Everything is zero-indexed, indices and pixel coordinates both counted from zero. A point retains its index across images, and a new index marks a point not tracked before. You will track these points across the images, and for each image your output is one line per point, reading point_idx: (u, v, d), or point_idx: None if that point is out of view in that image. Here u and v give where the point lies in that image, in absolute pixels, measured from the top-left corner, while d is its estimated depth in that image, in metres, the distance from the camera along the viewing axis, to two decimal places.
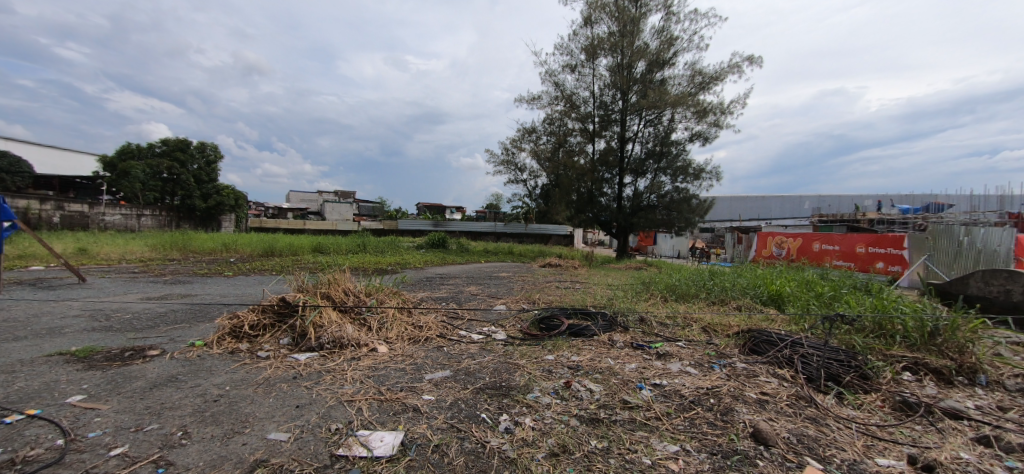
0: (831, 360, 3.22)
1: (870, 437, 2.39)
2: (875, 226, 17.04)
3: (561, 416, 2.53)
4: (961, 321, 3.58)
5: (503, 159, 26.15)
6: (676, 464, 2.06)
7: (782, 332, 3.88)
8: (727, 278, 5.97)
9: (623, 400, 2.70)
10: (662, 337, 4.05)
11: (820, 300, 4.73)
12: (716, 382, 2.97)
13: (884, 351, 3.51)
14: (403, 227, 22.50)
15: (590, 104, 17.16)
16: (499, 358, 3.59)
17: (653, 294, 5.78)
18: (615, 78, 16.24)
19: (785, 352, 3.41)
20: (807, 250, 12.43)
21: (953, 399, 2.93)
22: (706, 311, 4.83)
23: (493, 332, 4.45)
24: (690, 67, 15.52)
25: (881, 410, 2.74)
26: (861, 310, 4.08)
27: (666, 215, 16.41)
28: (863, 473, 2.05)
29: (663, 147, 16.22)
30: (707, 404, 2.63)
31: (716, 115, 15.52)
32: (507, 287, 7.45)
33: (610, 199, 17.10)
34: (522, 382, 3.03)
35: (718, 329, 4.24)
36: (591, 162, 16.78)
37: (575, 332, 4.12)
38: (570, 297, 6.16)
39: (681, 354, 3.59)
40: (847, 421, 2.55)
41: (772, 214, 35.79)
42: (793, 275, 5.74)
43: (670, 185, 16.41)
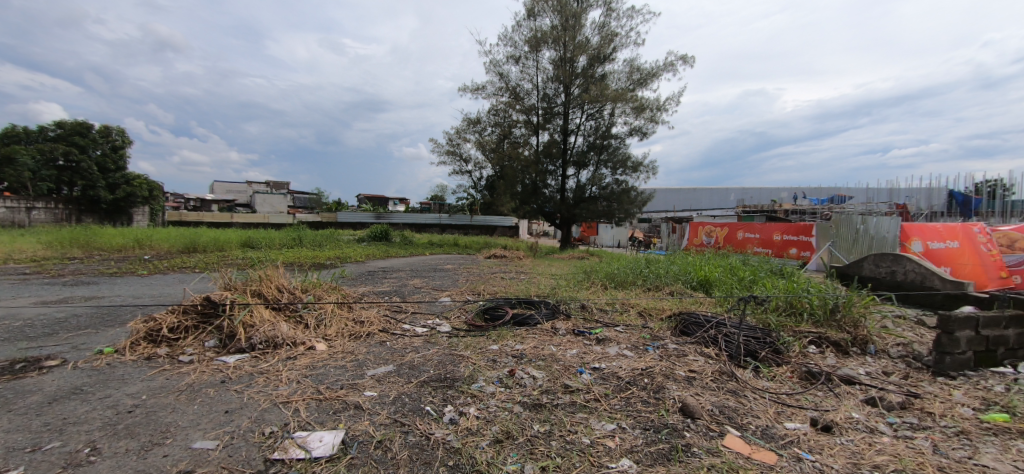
0: (750, 338, 3.53)
1: (780, 404, 2.66)
2: (790, 215, 18.85)
3: (505, 404, 2.57)
4: (855, 298, 4.07)
5: (447, 150, 25.78)
6: (613, 441, 2.17)
7: (709, 313, 4.20)
8: (661, 265, 6.34)
9: (564, 384, 2.79)
10: (602, 323, 4.23)
11: (742, 283, 5.16)
12: (650, 363, 3.15)
13: (794, 328, 3.91)
14: (343, 220, 21.56)
15: (534, 97, 17.34)
16: (444, 350, 3.57)
17: (594, 283, 6.01)
18: (558, 71, 16.52)
19: (711, 332, 3.69)
20: (733, 238, 13.46)
21: (848, 367, 3.33)
22: (642, 297, 5.10)
23: (437, 324, 4.41)
24: (628, 64, 16.11)
25: (790, 380, 3.06)
26: (775, 292, 4.51)
27: (607, 205, 17.00)
28: (774, 437, 2.28)
29: (604, 141, 16.75)
30: (641, 384, 2.80)
31: (653, 111, 16.23)
32: (452, 279, 7.41)
33: (554, 190, 17.43)
34: (466, 373, 3.04)
35: (653, 313, 4.50)
36: (535, 154, 17.01)
37: (519, 321, 4.19)
38: (514, 287, 6.26)
39: (618, 338, 3.78)
40: (762, 391, 2.82)
41: (702, 205, 38.54)
42: (719, 261, 6.20)
43: (610, 177, 17.02)
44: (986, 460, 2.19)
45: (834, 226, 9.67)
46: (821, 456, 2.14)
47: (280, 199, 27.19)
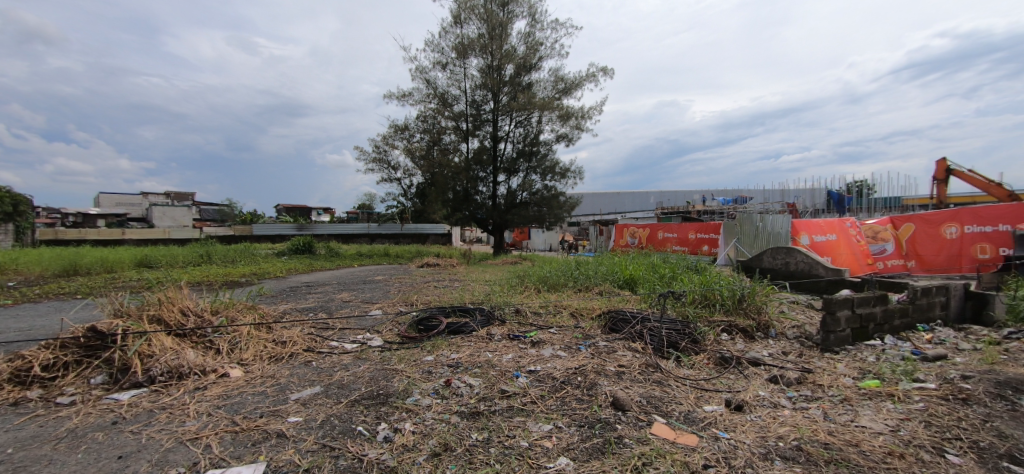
0: (671, 330, 3.79)
1: (700, 390, 2.89)
2: (701, 216, 20.68)
3: (442, 415, 2.52)
4: (758, 288, 4.54)
5: (374, 157, 24.90)
6: (550, 442, 2.21)
7: (634, 310, 4.44)
8: (590, 266, 6.61)
9: (501, 390, 2.80)
10: (536, 326, 4.30)
11: (663, 280, 5.53)
12: (582, 361, 3.27)
13: (708, 318, 4.27)
14: (260, 232, 19.91)
15: (463, 103, 17.37)
16: (376, 366, 3.42)
17: (528, 287, 6.12)
18: (486, 79, 16.70)
19: (637, 327, 3.91)
20: (654, 238, 14.41)
21: (755, 350, 3.70)
22: (574, 298, 5.28)
23: (368, 339, 4.21)
24: (553, 74, 16.71)
25: (707, 366, 3.33)
26: (692, 286, 4.90)
27: (538, 210, 17.42)
28: (696, 420, 2.47)
29: (533, 148, 17.16)
30: (575, 382, 2.89)
31: (578, 119, 16.91)
32: (383, 291, 7.14)
33: (485, 197, 17.55)
34: (401, 387, 2.93)
35: (584, 313, 4.67)
36: (465, 161, 16.99)
37: (455, 329, 4.13)
38: (448, 295, 6.18)
39: (552, 339, 3.87)
40: (683, 379, 3.04)
41: (625, 208, 41.04)
42: (643, 260, 6.61)
43: (539, 183, 17.48)
44: (864, 421, 2.55)
45: (740, 224, 10.67)
46: (736, 434, 2.35)
47: (184, 211, 24.45)
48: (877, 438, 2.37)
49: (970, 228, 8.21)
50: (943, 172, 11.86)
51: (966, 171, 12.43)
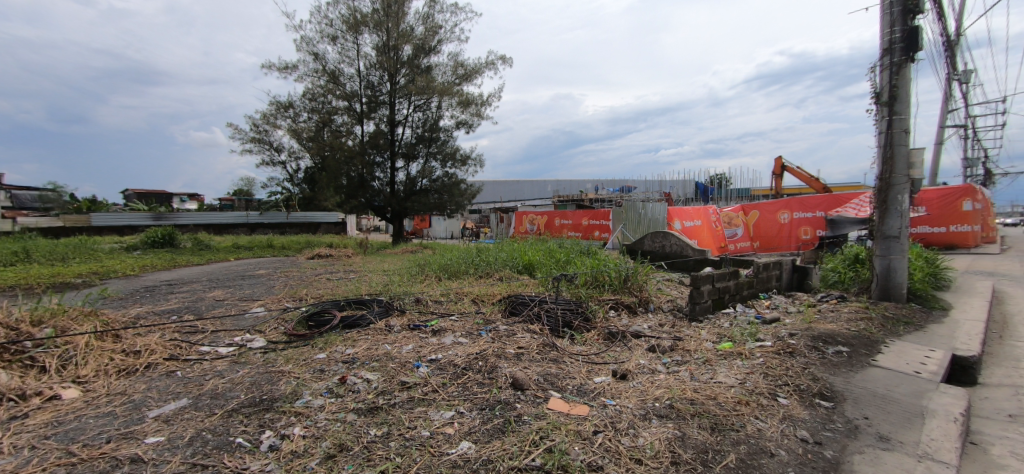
0: (566, 311, 4.04)
1: (590, 364, 3.13)
2: (593, 203, 22.30)
3: (336, 415, 2.37)
4: (639, 269, 5.04)
5: (253, 137, 22.15)
6: (452, 428, 2.22)
7: (533, 294, 4.64)
8: (490, 253, 6.73)
9: (400, 382, 2.72)
10: (437, 314, 4.26)
11: (558, 264, 5.85)
12: (482, 346, 3.32)
13: (598, 297, 4.64)
14: (102, 223, 16.51)
15: (355, 83, 16.27)
16: (258, 369, 3.08)
17: (428, 275, 6.03)
18: (381, 58, 15.80)
19: (535, 309, 4.10)
20: (551, 225, 15.14)
21: (637, 324, 4.12)
22: (475, 285, 5.34)
23: (248, 340, 3.77)
24: (452, 58, 16.44)
25: (597, 341, 3.63)
26: (584, 268, 5.26)
27: (439, 198, 17.11)
28: (587, 392, 2.67)
29: (433, 134, 16.75)
30: (476, 367, 2.93)
31: (478, 106, 16.84)
32: (265, 286, 6.45)
33: (382, 183, 16.78)
34: (288, 390, 2.69)
35: (485, 299, 4.75)
36: (360, 145, 15.99)
37: (351, 323, 3.92)
38: (342, 288, 5.81)
39: (453, 327, 3.87)
40: (576, 355, 3.27)
41: (524, 196, 42.52)
42: (540, 246, 6.92)
43: (440, 170, 17.19)
44: (720, 377, 3.01)
45: (625, 211, 11.65)
46: (621, 400, 2.60)
47: None
48: (730, 390, 2.81)
49: (798, 214, 10.13)
50: (779, 167, 14.32)
51: (796, 167, 15.17)
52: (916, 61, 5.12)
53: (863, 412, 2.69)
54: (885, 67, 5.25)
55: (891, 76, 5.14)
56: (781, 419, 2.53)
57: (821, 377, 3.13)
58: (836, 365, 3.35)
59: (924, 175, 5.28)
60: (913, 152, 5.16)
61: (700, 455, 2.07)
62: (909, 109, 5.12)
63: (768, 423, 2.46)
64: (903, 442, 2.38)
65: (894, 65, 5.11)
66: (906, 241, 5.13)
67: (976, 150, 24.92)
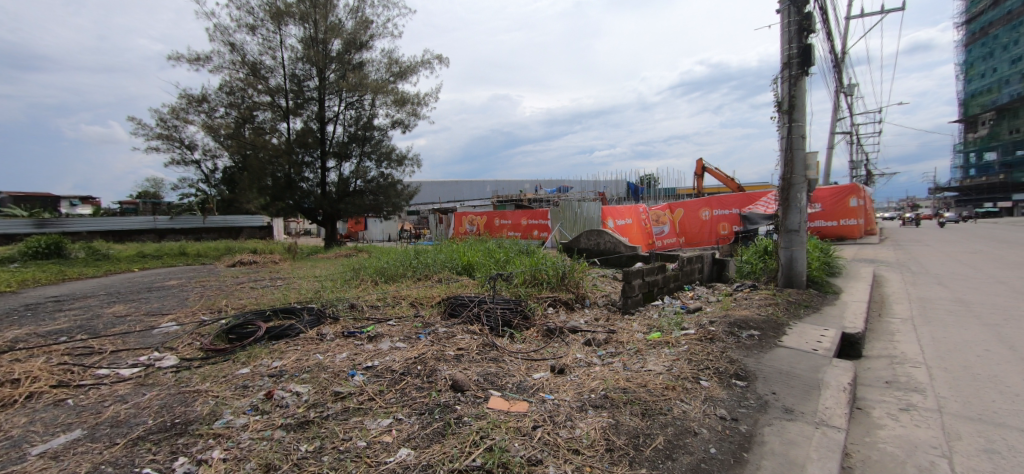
0: (505, 309, 4.09)
1: (530, 361, 3.20)
2: (532, 203, 22.73)
3: (262, 433, 2.21)
4: (575, 266, 5.22)
5: (159, 133, 19.96)
6: (390, 436, 2.16)
7: (472, 294, 4.64)
8: (429, 255, 6.63)
9: (334, 392, 2.60)
10: (373, 320, 4.13)
11: (498, 263, 5.88)
12: (421, 350, 3.27)
13: (537, 295, 4.74)
14: None
15: (279, 77, 15.28)
16: (168, 391, 2.79)
17: (364, 280, 5.82)
18: (308, 52, 14.95)
19: (474, 310, 4.11)
20: (491, 225, 15.22)
21: (574, 320, 4.28)
22: (413, 288, 5.23)
23: (157, 359, 3.40)
24: (386, 55, 15.92)
25: (535, 338, 3.71)
26: (523, 267, 5.35)
27: (374, 199, 16.52)
28: (526, 388, 2.72)
29: (366, 133, 16.14)
30: (415, 372, 2.87)
31: (414, 105, 16.43)
32: (177, 298, 5.85)
33: (312, 184, 15.88)
34: (205, 411, 2.46)
35: (424, 301, 4.68)
36: (286, 143, 15.00)
37: (278, 334, 3.66)
38: (268, 296, 5.43)
39: (391, 332, 3.76)
40: (516, 353, 3.32)
41: (463, 197, 42.35)
42: (479, 246, 6.93)
43: (375, 170, 16.59)
44: (650, 365, 3.21)
45: (562, 210, 11.97)
46: (559, 394, 2.68)
47: None
48: (659, 377, 3.00)
49: (717, 211, 11.07)
50: (700, 168, 15.50)
51: (714, 168, 16.52)
52: (809, 75, 5.77)
53: (771, 388, 3.00)
54: (784, 79, 5.87)
55: (790, 87, 5.75)
56: (703, 400, 2.74)
57: (737, 359, 3.44)
58: (748, 347, 3.71)
59: (818, 176, 5.98)
60: (809, 155, 5.81)
61: (632, 440, 2.19)
62: (805, 117, 5.77)
63: (691, 404, 2.66)
64: (804, 412, 2.69)
65: (792, 77, 5.73)
66: (805, 234, 5.76)
67: (859, 154, 28.65)
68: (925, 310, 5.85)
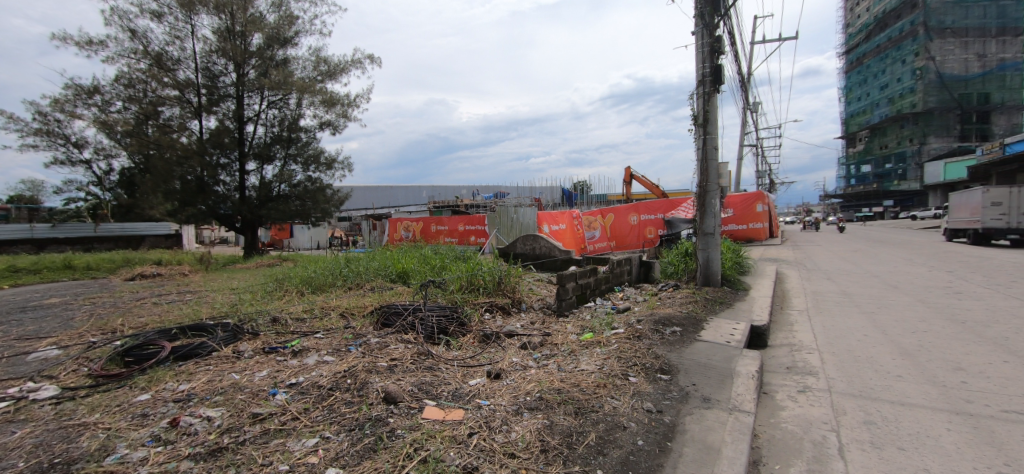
0: (441, 317, 4.04)
1: (466, 367, 3.18)
2: (469, 209, 22.69)
3: (165, 466, 1.97)
4: (511, 272, 5.29)
5: (37, 127, 17.28)
6: (316, 456, 2.03)
7: (407, 302, 4.53)
8: (360, 263, 6.38)
9: (252, 414, 2.40)
10: (299, 333, 3.88)
11: (433, 270, 5.79)
12: (352, 363, 3.12)
13: (473, 301, 4.73)
14: None
15: (189, 70, 13.94)
16: (46, 426, 2.40)
17: (288, 291, 5.46)
18: (224, 44, 13.80)
19: (409, 319, 4.01)
20: (427, 231, 14.97)
21: (510, 324, 4.33)
22: (343, 298, 5.00)
23: (31, 390, 2.92)
24: (313, 53, 15.12)
25: (472, 345, 3.70)
26: (458, 273, 5.32)
27: (300, 205, 15.54)
28: (462, 396, 2.70)
29: (291, 134, 15.14)
30: (344, 386, 2.74)
31: (344, 106, 15.72)
32: (60, 318, 5.09)
33: (229, 188, 14.67)
34: (93, 446, 2.15)
35: (355, 312, 4.48)
36: (198, 143, 13.69)
37: (186, 354, 3.31)
38: (175, 312, 4.90)
39: (318, 345, 3.56)
40: (452, 360, 3.29)
41: (399, 202, 41.29)
42: (415, 253, 6.78)
43: (301, 174, 15.63)
44: (582, 365, 3.33)
45: (499, 215, 12.04)
46: (494, 399, 2.69)
47: None
48: (590, 376, 3.13)
49: (644, 216, 12.07)
50: (628, 176, 16.42)
51: (641, 176, 17.59)
52: (720, 92, 6.36)
53: (691, 379, 3.24)
54: (699, 95, 6.42)
55: (703, 102, 6.31)
56: (631, 395, 2.90)
57: (661, 354, 3.68)
58: (671, 343, 3.99)
59: (729, 184, 6.59)
60: (721, 165, 6.40)
61: (566, 439, 2.26)
62: (717, 130, 6.34)
63: (621, 400, 2.80)
64: (719, 399, 2.94)
65: (705, 94, 6.28)
66: (719, 236, 6.31)
67: (763, 164, 31.97)
68: (817, 302, 6.66)
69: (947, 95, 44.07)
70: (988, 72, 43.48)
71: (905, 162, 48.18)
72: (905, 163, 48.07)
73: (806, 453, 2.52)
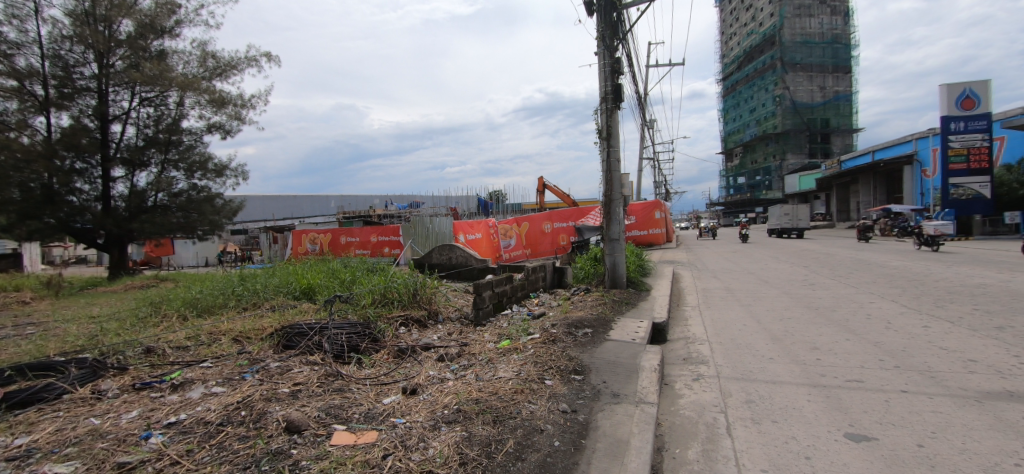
0: (351, 334, 3.83)
1: (379, 386, 3.04)
2: (383, 219, 21.83)
3: None
4: (426, 283, 5.19)
5: None
6: None
7: (312, 321, 4.21)
8: (258, 280, 5.82)
9: (116, 464, 2.02)
10: (180, 364, 3.40)
11: (342, 284, 5.44)
12: (247, 392, 2.81)
13: (387, 316, 4.54)
14: None
15: (33, 57, 11.66)
16: None
17: (167, 316, 4.76)
18: (81, 29, 11.77)
19: (314, 339, 3.73)
20: (336, 244, 14.11)
21: (427, 337, 4.23)
22: (236, 321, 4.49)
23: None
24: (197, 46, 13.49)
25: (386, 361, 3.55)
26: (370, 286, 5.07)
27: (183, 217, 13.68)
28: (375, 417, 2.57)
29: (171, 136, 13.31)
30: (238, 419, 2.45)
31: (236, 107, 14.24)
32: None
33: (88, 198, 12.50)
34: None
35: (251, 335, 4.05)
36: (44, 143, 11.46)
37: (24, 400, 2.70)
38: (9, 350, 4.00)
39: (205, 376, 3.15)
40: (363, 380, 3.12)
41: (303, 213, 38.34)
42: (322, 267, 6.34)
43: (184, 182, 13.80)
44: (500, 373, 3.37)
45: (414, 226, 11.71)
46: (411, 416, 2.60)
47: None
48: (508, 383, 3.17)
49: (557, 224, 12.72)
50: (541, 185, 17.08)
51: (553, 185, 18.41)
52: (621, 109, 6.90)
53: (602, 377, 3.44)
54: (603, 110, 6.91)
55: (606, 118, 6.81)
56: (546, 398, 2.99)
57: (574, 356, 3.86)
58: (583, 344, 4.21)
59: (630, 194, 7.15)
60: (623, 176, 6.93)
61: (485, 449, 2.26)
62: (619, 143, 6.87)
63: (537, 404, 2.88)
64: (626, 394, 3.16)
65: (608, 110, 6.79)
66: (623, 242, 6.80)
67: (659, 175, 35.32)
68: (706, 298, 7.49)
69: (799, 119, 52.80)
70: (827, 101, 53.16)
71: (770, 175, 56.55)
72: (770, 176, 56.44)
73: (701, 435, 2.80)
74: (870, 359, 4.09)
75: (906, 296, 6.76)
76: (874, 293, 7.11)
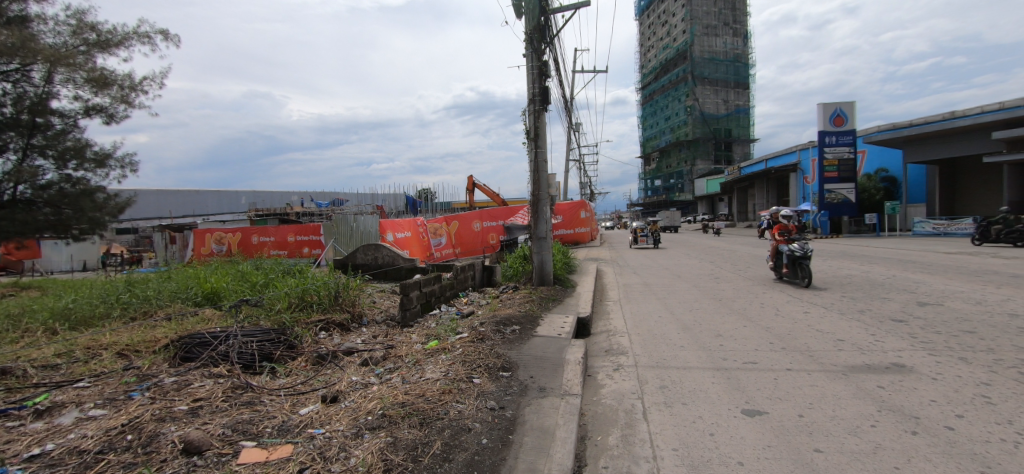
0: (263, 342, 3.56)
1: (295, 396, 2.85)
2: (302, 217, 20.44)
3: None
4: (349, 285, 4.96)
5: None
6: None
7: (216, 329, 3.84)
8: (149, 286, 5.17)
9: None
10: (47, 385, 2.91)
11: (252, 288, 5.00)
12: (136, 413, 2.49)
13: (305, 320, 4.26)
14: None
15: None
16: None
17: (29, 329, 4.05)
18: None
19: (219, 349, 3.41)
20: (246, 243, 12.92)
21: (349, 341, 4.05)
22: (122, 332, 3.96)
23: None
24: (72, 14, 11.58)
25: (303, 369, 3.34)
26: (285, 288, 4.72)
27: (53, 213, 11.76)
28: (289, 429, 2.40)
29: (36, 118, 11.26)
30: (123, 445, 2.16)
31: (124, 88, 12.45)
32: None
33: None
34: None
35: (141, 349, 3.58)
36: None
37: None
38: None
39: (80, 398, 2.73)
40: (277, 391, 2.90)
41: (208, 210, 34.64)
42: (228, 270, 5.78)
43: (54, 172, 11.85)
44: (428, 374, 3.32)
45: (336, 225, 11.07)
46: (331, 425, 2.48)
47: None
48: (436, 383, 3.15)
49: (487, 223, 12.82)
50: (471, 184, 17.07)
51: (483, 185, 18.46)
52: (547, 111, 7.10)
53: (529, 373, 3.54)
54: (530, 111, 7.06)
55: (533, 119, 6.98)
56: (473, 397, 3.01)
57: (502, 353, 3.93)
58: (510, 341, 4.29)
59: (556, 194, 7.40)
60: (549, 177, 7.15)
61: (411, 453, 2.21)
62: (546, 145, 7.08)
63: (465, 403, 2.89)
64: (552, 387, 3.28)
65: (536, 111, 6.96)
66: (550, 240, 7.02)
67: (585, 176, 36.91)
68: (626, 293, 7.99)
69: (707, 129, 58.20)
70: (730, 113, 59.28)
71: (682, 179, 61.67)
72: (683, 179, 61.58)
73: (620, 421, 3.00)
74: (763, 342, 4.65)
75: (792, 287, 7.75)
76: (766, 285, 8.07)
